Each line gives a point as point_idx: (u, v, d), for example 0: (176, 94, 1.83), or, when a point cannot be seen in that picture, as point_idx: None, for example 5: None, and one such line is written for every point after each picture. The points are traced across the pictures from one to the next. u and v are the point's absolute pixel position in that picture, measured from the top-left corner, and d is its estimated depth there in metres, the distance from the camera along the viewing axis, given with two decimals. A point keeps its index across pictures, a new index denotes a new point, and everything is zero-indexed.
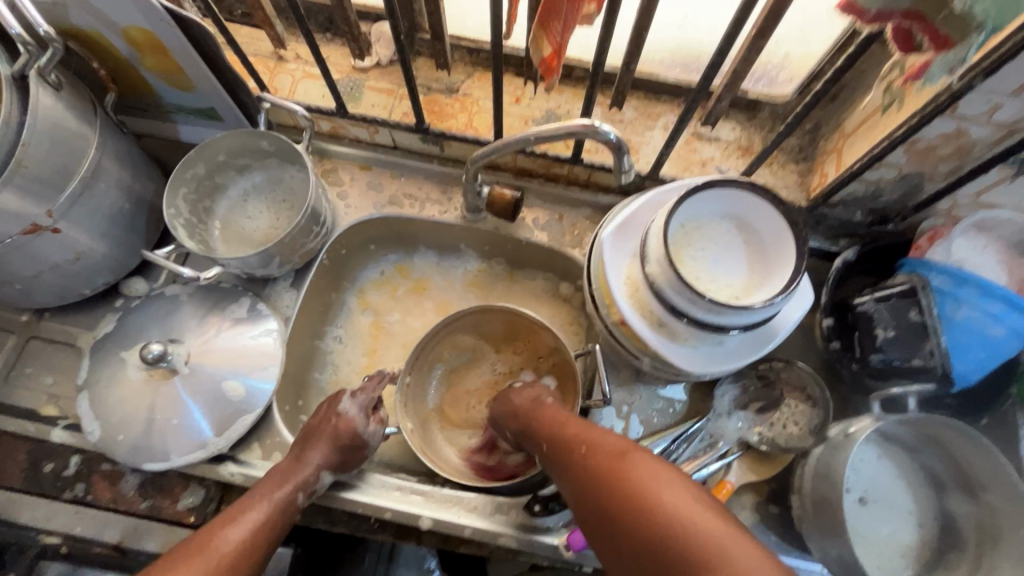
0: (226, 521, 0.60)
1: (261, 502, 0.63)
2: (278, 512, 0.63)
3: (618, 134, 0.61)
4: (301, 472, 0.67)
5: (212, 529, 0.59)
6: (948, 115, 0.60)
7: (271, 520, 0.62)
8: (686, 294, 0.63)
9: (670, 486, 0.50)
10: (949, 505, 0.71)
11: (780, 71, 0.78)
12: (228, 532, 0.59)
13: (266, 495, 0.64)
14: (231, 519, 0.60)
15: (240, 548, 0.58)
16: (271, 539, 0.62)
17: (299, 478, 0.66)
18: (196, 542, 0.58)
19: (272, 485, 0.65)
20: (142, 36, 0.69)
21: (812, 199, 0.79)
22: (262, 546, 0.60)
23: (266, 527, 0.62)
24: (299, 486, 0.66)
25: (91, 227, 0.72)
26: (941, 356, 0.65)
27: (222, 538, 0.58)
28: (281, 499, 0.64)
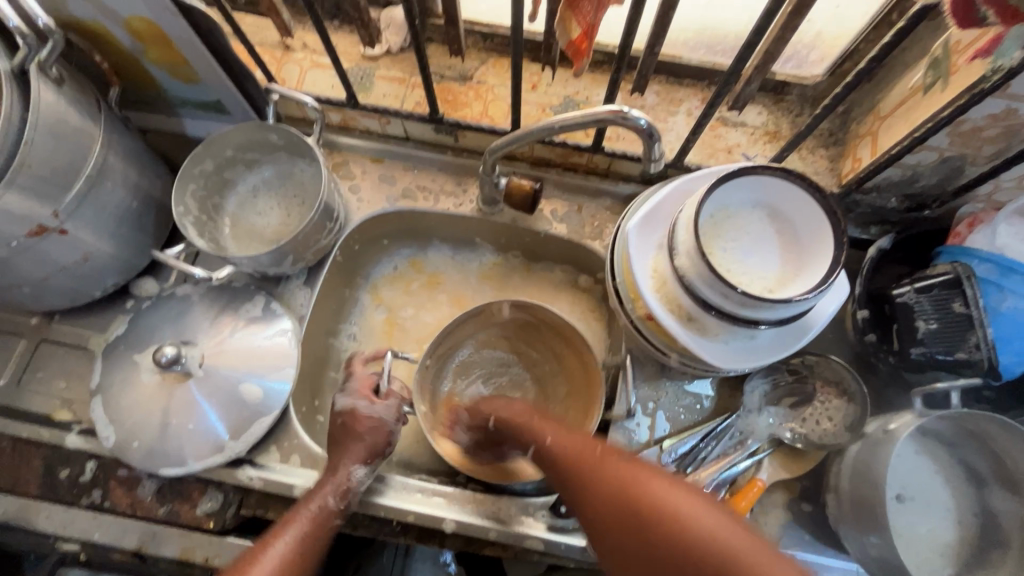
0: (266, 539, 0.59)
1: (297, 517, 0.61)
2: (317, 522, 0.62)
3: (648, 121, 0.58)
4: (333, 478, 0.64)
5: (258, 547, 0.59)
6: (999, 95, 0.56)
7: (313, 532, 0.61)
8: (719, 288, 0.61)
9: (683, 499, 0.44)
10: (990, 501, 0.68)
11: (811, 51, 0.75)
12: (271, 549, 0.58)
13: (302, 507, 0.62)
14: (270, 539, 0.59)
15: (283, 564, 0.58)
16: (315, 551, 0.61)
17: (331, 486, 0.64)
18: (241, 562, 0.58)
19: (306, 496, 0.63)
20: (144, 26, 0.66)
21: (845, 185, 0.76)
22: (309, 559, 0.60)
23: (308, 540, 0.61)
24: (334, 492, 0.64)
25: (99, 227, 0.70)
26: (988, 349, 0.61)
27: (265, 557, 0.58)
28: (319, 508, 0.63)
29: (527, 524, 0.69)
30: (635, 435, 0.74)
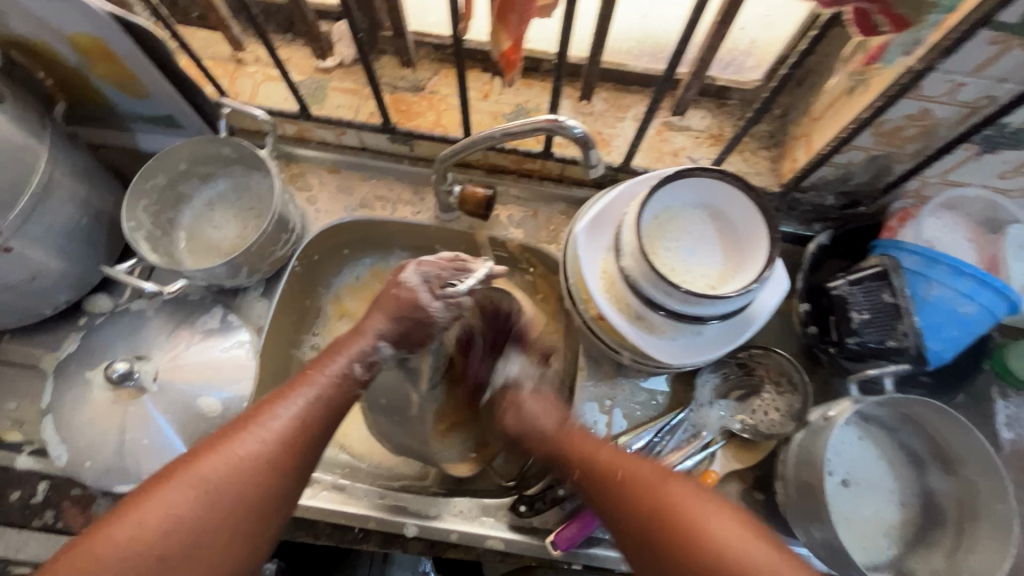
0: (276, 399, 0.54)
1: (316, 372, 0.57)
2: (335, 390, 0.57)
3: (585, 129, 0.60)
4: (357, 341, 0.61)
5: (270, 401, 0.54)
6: (912, 96, 0.60)
7: (331, 394, 0.56)
8: (662, 286, 0.63)
9: (717, 518, 0.51)
10: (929, 481, 0.72)
11: (747, 57, 0.78)
12: (280, 410, 0.53)
13: (320, 372, 0.57)
14: (280, 400, 0.54)
15: (292, 429, 0.52)
16: (333, 409, 0.56)
17: (354, 349, 0.60)
18: (248, 414, 0.52)
19: (328, 354, 0.59)
20: (89, 43, 0.66)
21: (785, 184, 0.79)
22: (322, 422, 0.54)
23: (324, 404, 0.55)
24: (355, 356, 0.59)
25: (46, 244, 0.69)
26: (915, 336, 0.65)
27: (274, 415, 0.52)
28: (339, 371, 0.58)
29: (488, 524, 0.71)
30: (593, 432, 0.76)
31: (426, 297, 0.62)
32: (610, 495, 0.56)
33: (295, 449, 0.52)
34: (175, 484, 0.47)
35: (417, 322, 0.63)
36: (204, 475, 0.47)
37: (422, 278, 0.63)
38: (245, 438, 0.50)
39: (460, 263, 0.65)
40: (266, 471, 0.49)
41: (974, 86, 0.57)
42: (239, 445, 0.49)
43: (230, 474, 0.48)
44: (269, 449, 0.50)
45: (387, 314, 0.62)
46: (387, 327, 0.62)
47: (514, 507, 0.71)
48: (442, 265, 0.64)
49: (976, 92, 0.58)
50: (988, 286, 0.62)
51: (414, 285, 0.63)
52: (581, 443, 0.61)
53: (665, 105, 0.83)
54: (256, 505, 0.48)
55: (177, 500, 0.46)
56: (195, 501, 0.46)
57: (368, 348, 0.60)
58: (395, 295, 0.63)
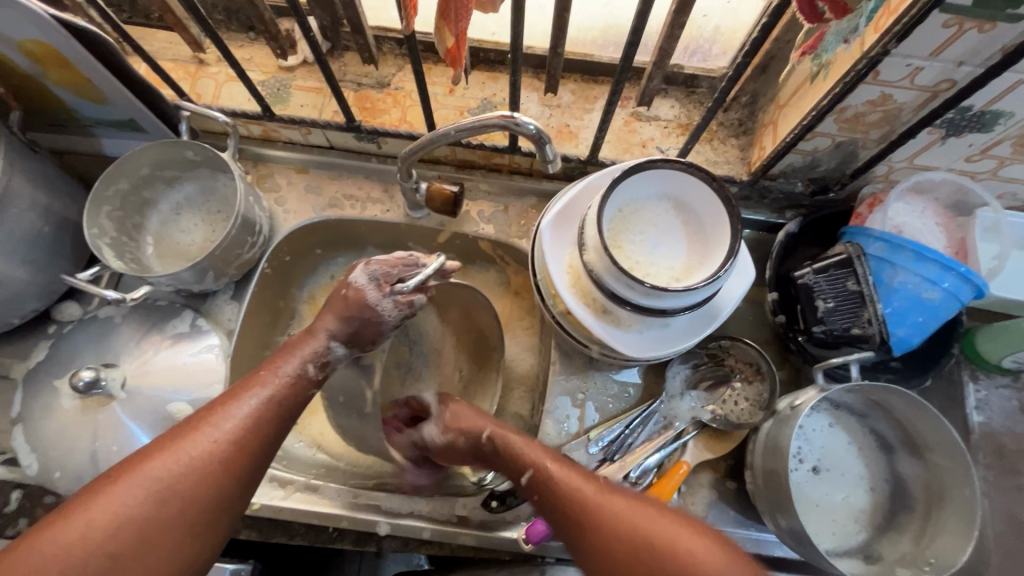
0: (229, 399, 0.55)
1: (270, 374, 0.58)
2: (290, 387, 0.58)
3: (539, 125, 0.60)
4: (312, 342, 0.62)
5: (224, 401, 0.54)
6: (870, 82, 0.59)
7: (285, 394, 0.57)
8: (625, 280, 0.62)
9: (684, 538, 0.50)
10: (899, 467, 0.72)
11: (713, 45, 0.78)
12: (233, 409, 0.54)
13: (274, 372, 0.58)
14: (233, 399, 0.55)
15: (244, 428, 0.53)
16: (289, 407, 0.57)
17: (307, 350, 0.61)
18: (202, 414, 0.53)
19: (284, 355, 0.60)
20: (39, 48, 0.65)
21: (753, 173, 0.79)
22: (274, 421, 0.55)
23: (277, 404, 0.56)
24: (309, 356, 0.61)
25: (7, 253, 0.69)
26: (879, 324, 0.65)
27: (227, 415, 0.53)
28: (295, 369, 0.59)
29: (461, 521, 0.71)
30: (564, 427, 0.76)
31: (374, 296, 0.63)
32: (577, 521, 0.55)
33: (249, 447, 0.52)
34: (127, 481, 0.48)
35: (366, 320, 0.63)
36: (157, 473, 0.48)
37: (370, 278, 0.64)
38: (197, 437, 0.51)
39: (412, 259, 0.66)
40: (219, 466, 0.50)
41: (932, 69, 0.56)
42: (190, 445, 0.50)
43: (180, 473, 0.48)
44: (222, 446, 0.51)
45: (337, 315, 0.63)
46: (337, 327, 0.63)
47: (485, 502, 0.72)
48: (392, 263, 0.65)
49: (934, 76, 0.57)
50: (951, 270, 0.62)
51: (363, 284, 0.64)
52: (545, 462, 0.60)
53: (632, 96, 0.82)
54: (210, 501, 0.49)
55: (129, 497, 0.47)
56: (147, 497, 0.47)
57: (322, 349, 0.62)
58: (343, 296, 0.64)
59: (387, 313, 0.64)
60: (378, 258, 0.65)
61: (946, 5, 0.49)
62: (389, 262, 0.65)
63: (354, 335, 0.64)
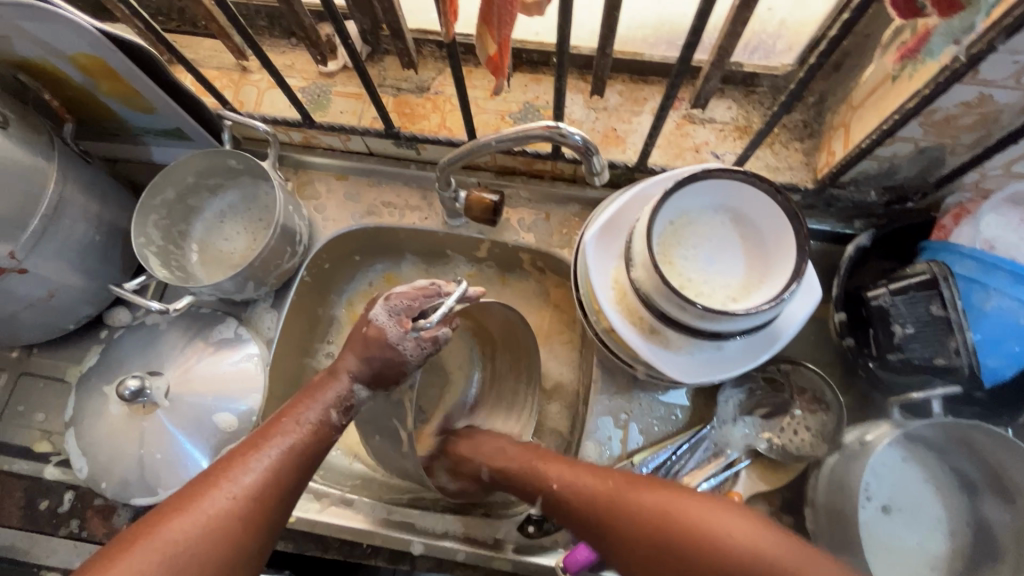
0: (246, 451, 0.54)
1: (291, 423, 0.57)
2: (312, 434, 0.58)
3: (586, 135, 0.56)
4: (333, 386, 0.61)
5: (243, 452, 0.54)
6: (968, 81, 0.52)
7: (305, 445, 0.57)
8: (677, 301, 0.57)
9: (693, 507, 0.50)
10: (983, 510, 0.64)
11: (777, 40, 0.71)
12: (251, 461, 0.53)
13: (295, 420, 0.58)
14: (251, 452, 0.54)
15: (263, 482, 0.52)
16: (308, 456, 0.57)
17: (329, 395, 0.60)
18: (222, 466, 0.53)
19: (303, 402, 0.60)
20: (90, 62, 0.66)
21: (819, 180, 0.72)
22: (293, 473, 0.55)
23: (296, 454, 0.56)
24: (331, 402, 0.60)
25: (61, 262, 0.71)
26: (968, 354, 0.57)
27: (244, 468, 0.52)
28: (317, 417, 0.59)
29: (497, 544, 0.68)
30: (606, 450, 0.72)
31: (395, 334, 0.60)
32: (594, 521, 0.56)
33: (269, 501, 0.52)
34: (141, 551, 0.45)
35: (386, 360, 0.61)
36: (173, 540, 0.46)
37: (390, 313, 0.61)
38: (215, 495, 0.50)
39: (433, 288, 0.63)
40: (237, 525, 0.49)
41: None
42: (209, 504, 0.49)
43: (198, 535, 0.47)
44: (241, 503, 0.50)
45: (359, 355, 0.62)
46: (359, 368, 0.61)
47: (521, 527, 0.69)
48: (414, 295, 0.62)
49: None
50: None
51: (383, 322, 0.61)
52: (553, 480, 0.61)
53: (685, 97, 0.77)
54: (227, 561, 0.48)
55: (143, 566, 0.45)
56: (164, 565, 0.45)
57: (344, 394, 0.61)
58: (364, 334, 0.62)
59: (409, 351, 0.61)
60: (399, 290, 0.63)
61: None
62: (410, 294, 0.63)
63: (376, 377, 0.61)
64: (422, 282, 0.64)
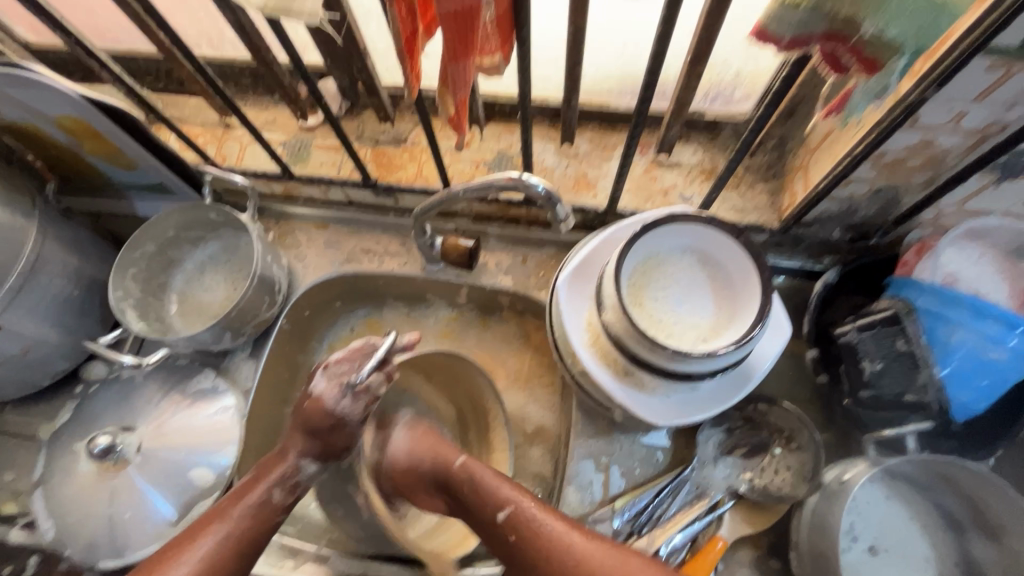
0: (184, 541, 0.54)
1: (231, 508, 0.57)
2: (254, 518, 0.57)
3: (548, 185, 0.57)
4: (279, 466, 0.61)
5: (178, 544, 0.54)
6: (910, 128, 0.54)
7: (245, 530, 0.56)
8: (646, 344, 0.58)
9: None
10: (970, 548, 0.63)
11: (735, 89, 0.74)
12: (183, 556, 0.53)
13: (236, 502, 0.57)
14: (188, 542, 0.54)
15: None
16: (248, 545, 0.56)
17: (276, 472, 0.60)
18: (156, 559, 0.54)
19: (248, 485, 0.59)
20: (74, 124, 0.69)
21: (783, 220, 0.74)
22: (230, 562, 0.55)
23: (233, 541, 0.55)
24: (275, 481, 0.60)
25: (37, 319, 0.72)
26: (936, 390, 0.59)
27: (175, 564, 0.53)
28: (257, 500, 0.58)
29: None
30: (588, 495, 0.71)
31: (334, 399, 0.60)
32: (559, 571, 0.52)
33: None
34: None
35: (332, 428, 0.60)
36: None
37: (328, 379, 0.61)
38: None
39: (368, 347, 0.62)
40: None
41: (979, 114, 0.51)
42: None
43: None
44: None
45: (303, 429, 0.61)
46: (307, 445, 0.61)
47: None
48: (350, 357, 0.62)
49: (982, 120, 0.52)
50: (1017, 329, 0.56)
51: (322, 389, 0.61)
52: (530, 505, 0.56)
53: (652, 144, 0.80)
54: None
55: None
56: None
57: (293, 477, 0.61)
58: (305, 408, 0.61)
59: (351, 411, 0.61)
60: (335, 354, 0.62)
61: (991, 48, 0.44)
62: (348, 357, 0.62)
63: (324, 446, 0.61)
64: (359, 341, 0.63)
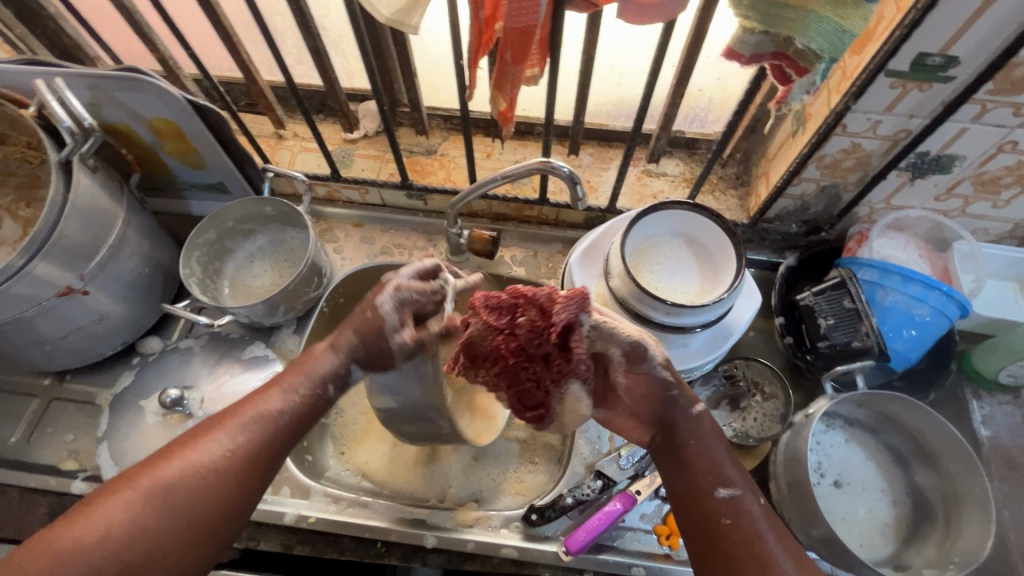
0: (248, 403, 0.59)
1: (290, 388, 0.62)
2: (307, 402, 0.62)
3: (571, 168, 0.72)
4: (321, 362, 0.64)
5: (244, 405, 0.59)
6: (842, 133, 0.71)
7: (300, 411, 0.61)
8: (648, 301, 0.72)
9: None
10: (916, 478, 0.76)
11: (709, 113, 0.92)
12: (253, 415, 0.59)
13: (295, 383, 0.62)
14: (251, 404, 0.59)
15: (253, 442, 0.57)
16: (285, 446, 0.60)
17: (326, 368, 0.63)
18: (222, 416, 0.58)
19: (299, 374, 0.63)
20: (164, 124, 0.82)
21: (751, 216, 0.90)
22: (285, 430, 0.60)
23: (291, 417, 0.60)
24: (325, 379, 0.63)
25: (114, 291, 0.81)
26: (876, 336, 0.73)
27: (245, 421, 0.58)
28: (307, 391, 0.62)
29: (504, 534, 0.76)
30: (597, 446, 0.82)
31: (391, 326, 0.61)
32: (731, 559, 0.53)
33: (256, 459, 0.57)
34: (140, 485, 0.51)
35: (374, 347, 0.62)
36: (166, 480, 0.52)
37: (395, 304, 0.61)
38: (214, 443, 0.55)
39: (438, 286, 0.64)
40: (222, 478, 0.54)
41: (890, 122, 0.69)
42: (202, 450, 0.55)
43: (189, 478, 0.53)
44: (232, 457, 0.55)
45: (355, 334, 0.63)
46: (353, 347, 0.63)
47: (525, 516, 0.76)
48: (421, 291, 0.63)
49: (893, 127, 0.69)
50: (934, 289, 0.71)
51: (386, 311, 0.61)
52: (713, 483, 0.57)
53: (643, 157, 0.96)
54: (210, 509, 0.53)
55: (134, 498, 0.51)
56: (156, 497, 0.51)
57: (341, 376, 0.64)
58: (364, 317, 0.63)
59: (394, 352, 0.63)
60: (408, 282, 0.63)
61: (889, 70, 0.62)
62: (419, 289, 0.63)
63: (367, 357, 0.63)
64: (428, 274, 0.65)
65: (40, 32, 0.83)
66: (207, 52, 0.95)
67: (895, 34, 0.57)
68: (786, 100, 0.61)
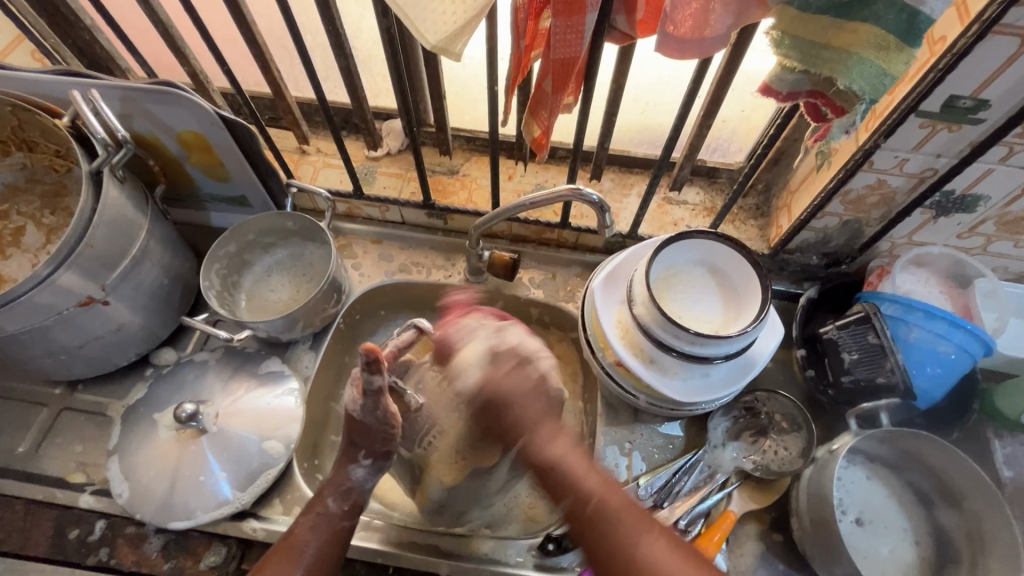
0: (282, 546, 0.63)
1: (316, 518, 0.65)
2: (338, 529, 0.65)
3: (599, 196, 0.73)
4: (339, 477, 0.67)
5: (276, 553, 0.62)
6: (868, 170, 0.72)
7: (331, 541, 0.64)
8: (671, 330, 0.72)
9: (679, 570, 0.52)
10: (939, 518, 0.75)
11: (731, 143, 0.93)
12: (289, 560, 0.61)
13: (319, 514, 0.65)
14: (286, 547, 0.63)
15: None
16: None
17: (338, 483, 0.67)
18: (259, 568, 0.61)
19: (318, 499, 0.66)
20: (192, 137, 0.82)
21: (772, 247, 0.90)
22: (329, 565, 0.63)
23: (326, 549, 0.63)
24: (337, 491, 0.66)
25: (133, 302, 0.81)
26: (901, 372, 0.73)
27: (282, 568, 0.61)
28: (333, 523, 0.65)
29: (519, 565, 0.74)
30: (614, 475, 0.81)
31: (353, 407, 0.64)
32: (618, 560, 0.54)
33: None
34: None
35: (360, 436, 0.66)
36: None
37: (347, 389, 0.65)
38: None
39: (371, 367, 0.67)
40: None
41: (917, 160, 0.69)
42: None
43: None
44: None
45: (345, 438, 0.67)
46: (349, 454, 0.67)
47: (542, 545, 0.74)
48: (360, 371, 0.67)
49: (919, 165, 0.70)
50: (960, 328, 0.71)
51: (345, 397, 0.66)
52: (617, 499, 0.57)
53: (664, 184, 0.97)
54: None
55: None
56: None
57: (345, 484, 0.67)
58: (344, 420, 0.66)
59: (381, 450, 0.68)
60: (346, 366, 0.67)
61: (920, 111, 0.63)
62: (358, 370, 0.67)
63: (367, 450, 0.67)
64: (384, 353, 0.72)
65: (71, 42, 0.84)
66: (236, 67, 0.96)
67: (929, 76, 0.58)
68: (823, 138, 0.60)
